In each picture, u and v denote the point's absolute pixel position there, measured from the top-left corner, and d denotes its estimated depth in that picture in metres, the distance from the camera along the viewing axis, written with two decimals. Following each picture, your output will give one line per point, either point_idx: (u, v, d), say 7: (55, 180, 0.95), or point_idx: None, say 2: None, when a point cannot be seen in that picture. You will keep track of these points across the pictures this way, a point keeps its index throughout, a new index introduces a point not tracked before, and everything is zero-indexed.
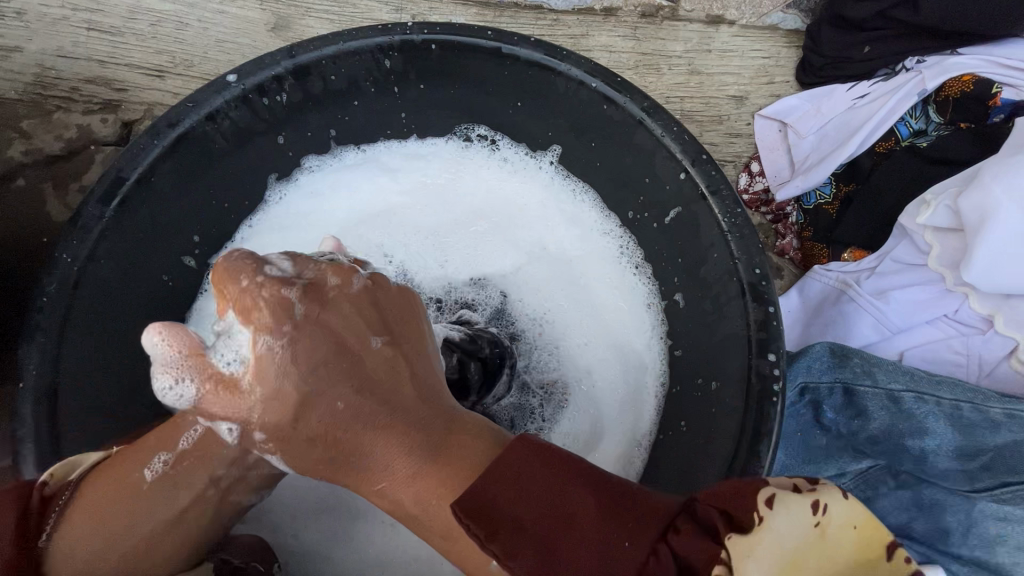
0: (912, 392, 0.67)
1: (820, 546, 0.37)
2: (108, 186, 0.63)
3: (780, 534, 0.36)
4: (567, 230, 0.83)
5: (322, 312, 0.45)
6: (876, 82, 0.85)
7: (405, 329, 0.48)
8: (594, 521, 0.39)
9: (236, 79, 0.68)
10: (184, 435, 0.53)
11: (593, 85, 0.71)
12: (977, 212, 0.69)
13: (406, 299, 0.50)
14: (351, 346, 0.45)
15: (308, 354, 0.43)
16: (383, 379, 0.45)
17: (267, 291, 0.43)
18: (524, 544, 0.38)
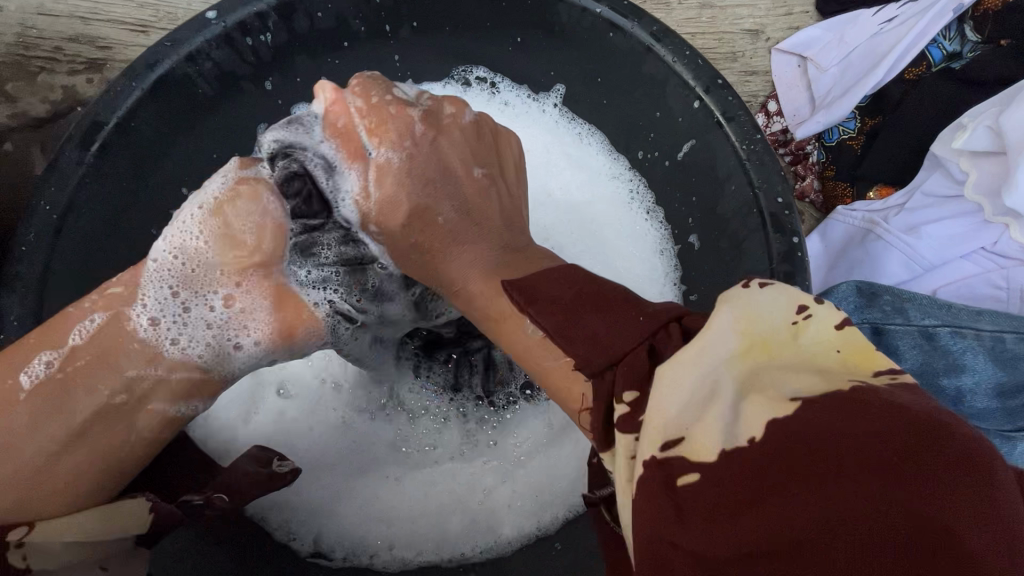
0: (949, 326, 0.62)
1: (792, 344, 0.33)
2: (86, 131, 0.60)
3: (758, 308, 0.34)
4: (574, 176, 0.79)
5: (439, 138, 0.52)
6: (905, 4, 0.79)
7: (502, 174, 0.56)
8: (604, 308, 0.38)
9: (216, 15, 0.63)
10: (76, 329, 0.47)
11: (598, 11, 0.65)
12: (1023, 130, 0.63)
13: (506, 140, 0.57)
14: (445, 171, 0.52)
15: (422, 188, 0.51)
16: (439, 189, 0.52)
17: (394, 115, 0.51)
18: (562, 328, 0.38)
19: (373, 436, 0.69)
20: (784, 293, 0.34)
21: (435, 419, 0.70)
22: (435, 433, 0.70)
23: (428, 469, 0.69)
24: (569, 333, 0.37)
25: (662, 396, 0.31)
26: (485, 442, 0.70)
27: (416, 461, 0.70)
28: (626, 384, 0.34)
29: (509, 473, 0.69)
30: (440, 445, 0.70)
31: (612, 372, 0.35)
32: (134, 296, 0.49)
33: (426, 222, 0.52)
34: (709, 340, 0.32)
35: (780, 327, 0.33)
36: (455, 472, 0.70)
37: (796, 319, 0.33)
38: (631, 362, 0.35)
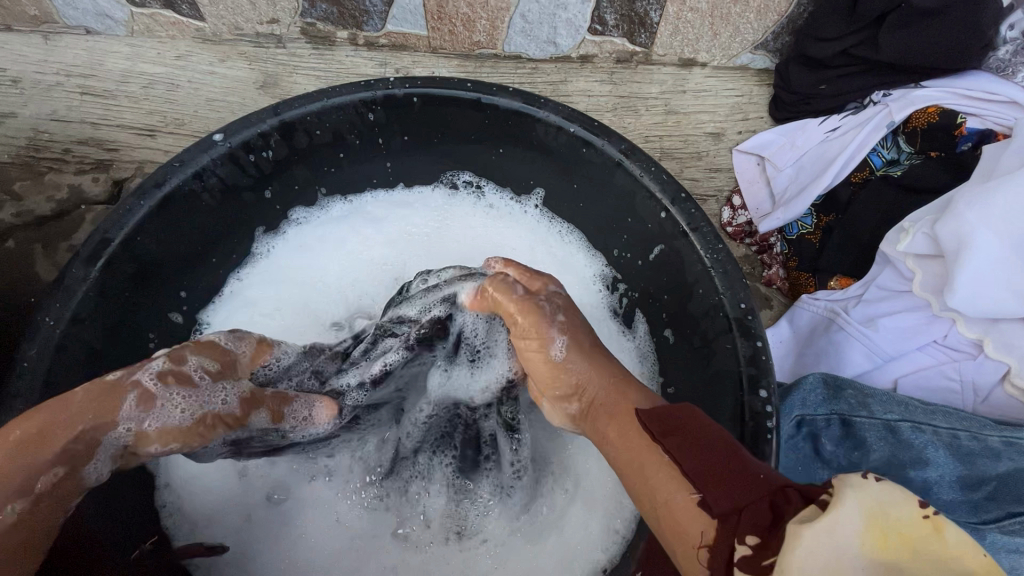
0: (909, 421, 0.66)
1: (934, 539, 0.32)
2: (94, 249, 0.64)
3: (881, 497, 0.34)
4: (562, 273, 0.84)
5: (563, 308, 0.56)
6: (846, 116, 0.88)
7: (573, 326, 0.56)
8: (727, 471, 0.40)
9: (223, 138, 0.69)
10: (37, 478, 0.48)
11: (571, 130, 0.72)
12: (955, 240, 0.70)
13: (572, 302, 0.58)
14: (580, 330, 0.55)
15: (574, 334, 0.55)
16: (579, 358, 0.53)
17: (525, 310, 0.55)
18: (694, 463, 0.41)
19: (367, 530, 0.72)
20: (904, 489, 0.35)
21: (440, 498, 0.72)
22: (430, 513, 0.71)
23: (421, 557, 0.71)
24: (709, 478, 0.40)
25: (809, 554, 0.32)
26: (477, 519, 0.71)
27: (409, 553, 0.71)
28: (752, 529, 0.36)
29: (498, 558, 0.71)
30: (434, 526, 0.72)
31: (736, 516, 0.37)
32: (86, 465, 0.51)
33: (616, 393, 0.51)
34: (835, 525, 0.33)
35: (917, 527, 0.33)
36: (446, 560, 0.71)
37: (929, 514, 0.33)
38: (753, 510, 0.37)
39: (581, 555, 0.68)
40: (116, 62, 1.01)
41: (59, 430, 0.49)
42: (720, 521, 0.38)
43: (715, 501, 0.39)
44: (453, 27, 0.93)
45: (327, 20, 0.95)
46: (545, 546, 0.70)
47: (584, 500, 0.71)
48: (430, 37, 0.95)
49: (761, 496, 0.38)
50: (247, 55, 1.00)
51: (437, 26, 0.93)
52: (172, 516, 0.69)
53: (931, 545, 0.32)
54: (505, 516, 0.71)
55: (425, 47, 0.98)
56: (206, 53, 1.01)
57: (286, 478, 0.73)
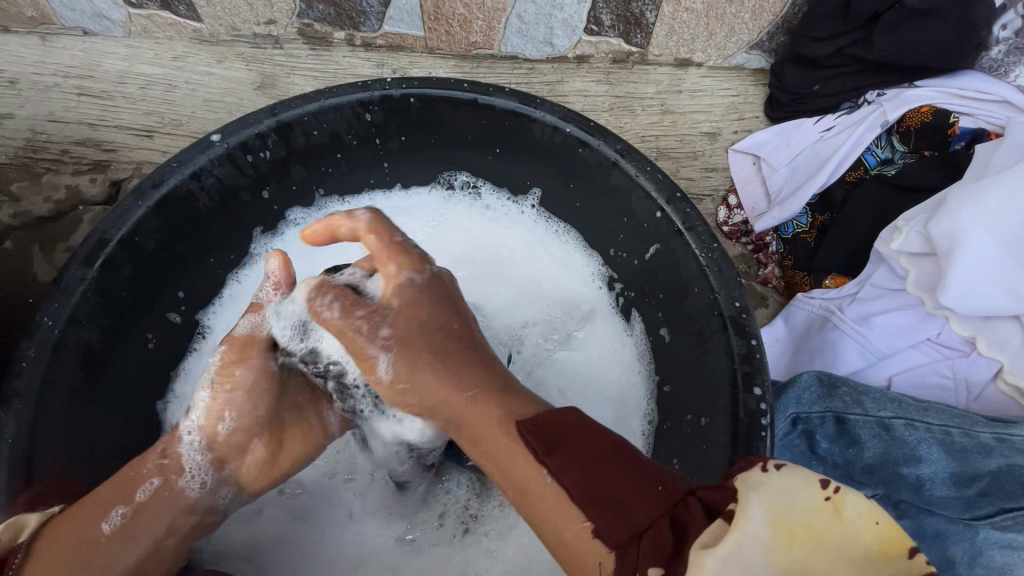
0: (902, 419, 0.67)
1: (836, 524, 0.37)
2: (91, 249, 0.64)
3: (781, 490, 0.37)
4: (560, 275, 0.85)
5: (421, 293, 0.54)
6: (841, 115, 0.88)
7: (459, 315, 0.56)
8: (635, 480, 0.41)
9: (220, 138, 0.69)
10: (140, 487, 0.57)
11: (567, 130, 0.72)
12: (948, 238, 0.70)
13: (445, 286, 0.56)
14: (439, 323, 0.54)
15: (424, 320, 0.53)
16: (453, 343, 0.53)
17: (360, 309, 0.54)
18: (579, 483, 0.42)
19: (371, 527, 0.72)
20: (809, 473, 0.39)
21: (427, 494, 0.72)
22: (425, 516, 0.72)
23: (422, 555, 0.71)
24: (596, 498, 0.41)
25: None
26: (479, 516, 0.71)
27: (412, 547, 0.71)
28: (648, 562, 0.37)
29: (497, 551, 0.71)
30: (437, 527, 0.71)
31: (636, 545, 0.38)
32: (180, 467, 0.59)
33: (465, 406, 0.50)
34: (742, 537, 0.35)
35: (820, 511, 0.37)
36: (446, 557, 0.71)
37: (828, 497, 0.37)
38: (655, 536, 0.38)
39: None
40: (113, 63, 1.01)
41: (164, 447, 0.59)
42: (618, 553, 0.39)
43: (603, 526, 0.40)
44: (450, 28, 0.93)
45: (324, 21, 0.95)
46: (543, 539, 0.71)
47: None
48: (427, 38, 0.96)
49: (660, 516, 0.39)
50: (244, 56, 1.01)
51: (434, 27, 0.93)
52: None
53: (830, 532, 0.36)
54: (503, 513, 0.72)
55: (422, 47, 0.98)
56: (203, 54, 1.01)
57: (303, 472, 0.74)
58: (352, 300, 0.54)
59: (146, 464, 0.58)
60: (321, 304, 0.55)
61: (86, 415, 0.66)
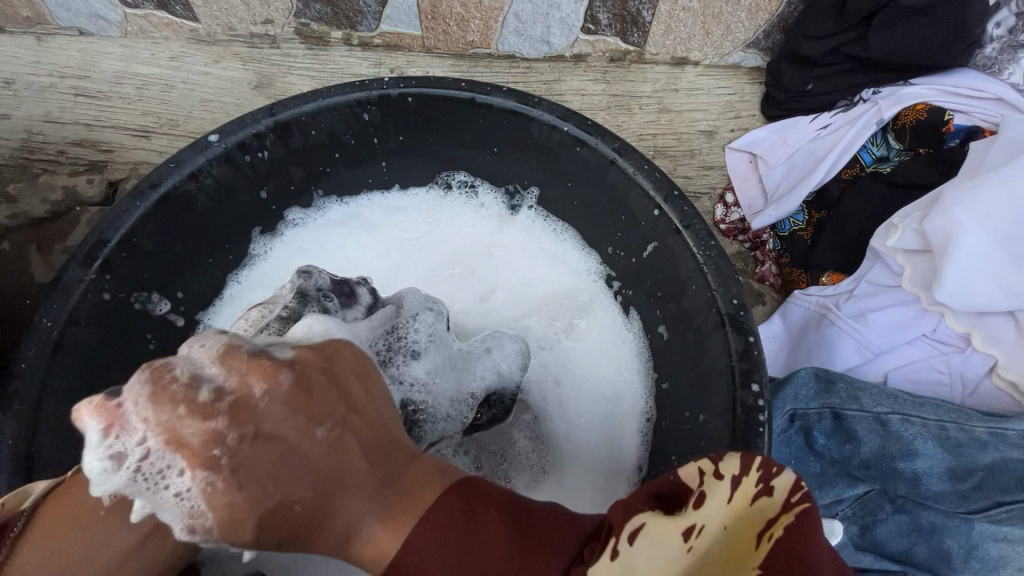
0: (899, 413, 0.68)
1: (700, 542, 0.41)
2: (90, 250, 0.64)
3: (654, 552, 0.40)
4: (560, 272, 0.85)
5: (290, 381, 0.39)
6: (837, 113, 0.89)
7: (364, 384, 0.44)
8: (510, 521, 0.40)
9: (218, 138, 0.69)
10: None
11: (565, 129, 0.72)
12: (942, 235, 0.71)
13: (338, 358, 0.44)
14: (332, 398, 0.41)
15: (283, 427, 0.38)
16: (309, 486, 0.38)
17: (191, 424, 0.36)
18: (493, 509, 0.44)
19: None
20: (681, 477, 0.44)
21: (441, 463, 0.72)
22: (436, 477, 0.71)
23: None
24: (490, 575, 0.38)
25: None
26: None
27: None
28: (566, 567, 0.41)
29: None
30: None
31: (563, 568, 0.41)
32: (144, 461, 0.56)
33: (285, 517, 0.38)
34: None
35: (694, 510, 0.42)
36: None
37: (701, 488, 0.43)
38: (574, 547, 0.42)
39: None
40: (110, 63, 1.01)
41: None
42: None
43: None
44: (447, 27, 0.93)
45: (321, 20, 0.95)
46: None
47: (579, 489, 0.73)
48: (424, 37, 0.96)
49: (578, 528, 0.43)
50: (242, 56, 1.01)
51: (432, 26, 0.93)
52: None
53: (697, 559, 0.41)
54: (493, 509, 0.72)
55: (419, 47, 0.98)
56: (200, 53, 1.01)
57: None
58: (203, 412, 0.36)
59: None
60: (143, 407, 0.36)
61: None
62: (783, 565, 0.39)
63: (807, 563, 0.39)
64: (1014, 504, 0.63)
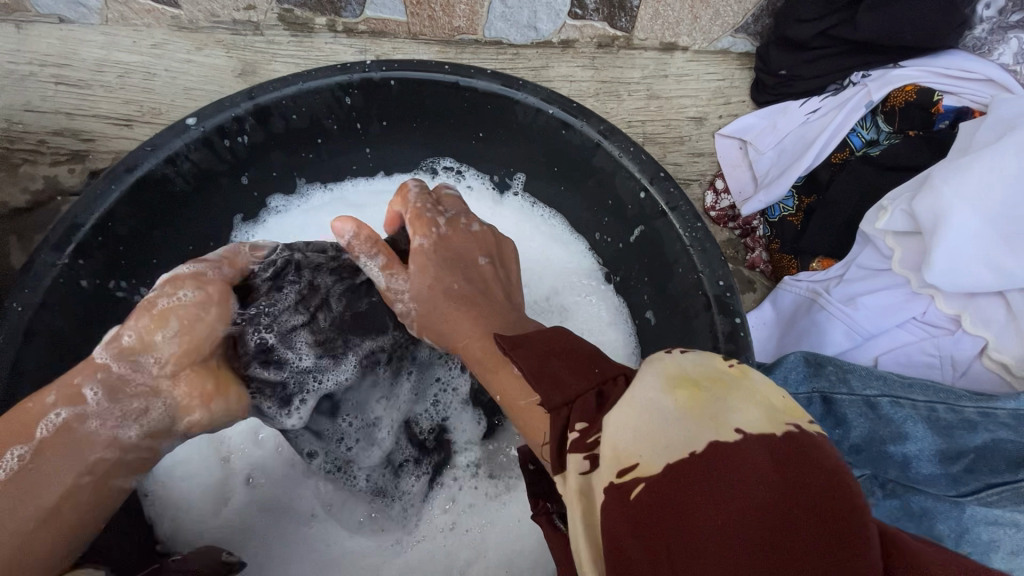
0: (888, 396, 0.67)
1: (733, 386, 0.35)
2: (63, 235, 0.62)
3: (681, 365, 0.37)
4: (554, 255, 0.84)
5: (455, 235, 0.61)
6: (826, 97, 0.88)
7: (502, 264, 0.64)
8: (575, 359, 0.43)
9: (196, 122, 0.67)
10: (42, 422, 0.49)
11: (550, 112, 0.71)
12: (932, 215, 0.70)
13: (503, 246, 0.65)
14: (466, 258, 0.61)
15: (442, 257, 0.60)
16: (461, 280, 0.59)
17: (416, 228, 0.60)
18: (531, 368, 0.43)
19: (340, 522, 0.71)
20: (707, 357, 0.38)
21: (419, 501, 0.72)
22: (416, 510, 0.72)
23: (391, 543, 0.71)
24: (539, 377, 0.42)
25: (618, 429, 0.34)
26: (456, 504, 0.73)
27: (381, 533, 0.71)
28: (579, 417, 0.38)
29: (474, 541, 0.72)
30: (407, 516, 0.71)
31: (568, 409, 0.39)
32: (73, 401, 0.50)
33: (439, 301, 0.58)
34: (636, 396, 0.35)
35: (723, 375, 0.36)
36: (419, 548, 0.72)
37: (733, 364, 0.37)
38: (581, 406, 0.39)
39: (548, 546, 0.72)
40: (90, 51, 0.99)
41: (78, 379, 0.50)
42: (552, 413, 0.40)
43: (547, 397, 0.41)
44: (432, 12, 0.92)
45: (305, 6, 0.94)
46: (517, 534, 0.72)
47: None
48: (410, 23, 0.95)
49: (591, 384, 0.40)
50: (225, 43, 0.99)
51: (417, 11, 0.92)
52: (156, 507, 0.68)
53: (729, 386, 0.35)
54: (476, 508, 0.73)
55: (405, 33, 0.97)
56: (182, 41, 0.99)
57: (267, 462, 0.72)
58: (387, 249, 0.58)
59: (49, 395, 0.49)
60: (411, 200, 0.62)
61: None
62: (822, 486, 0.30)
63: (827, 468, 0.30)
64: (1003, 485, 0.62)
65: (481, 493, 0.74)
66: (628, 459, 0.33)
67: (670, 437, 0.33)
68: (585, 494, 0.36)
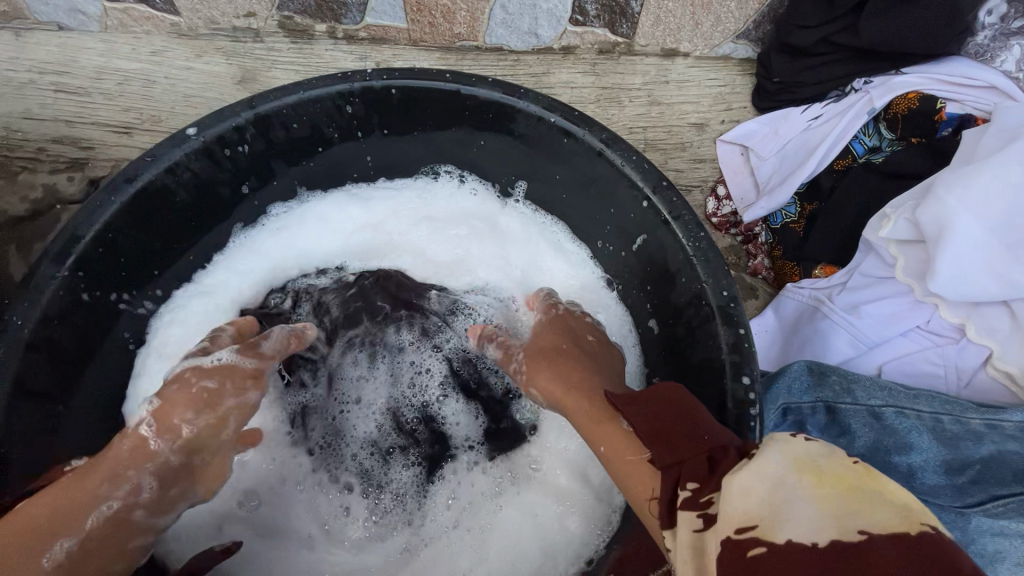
0: (892, 406, 0.67)
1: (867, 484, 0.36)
2: (62, 247, 0.62)
3: (808, 450, 0.38)
4: (562, 262, 0.82)
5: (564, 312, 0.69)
6: (829, 103, 0.88)
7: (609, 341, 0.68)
8: (687, 423, 0.47)
9: (196, 131, 0.67)
10: (95, 511, 0.51)
11: (552, 120, 0.70)
12: (936, 224, 0.70)
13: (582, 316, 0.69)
14: (578, 333, 0.66)
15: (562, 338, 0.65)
16: (571, 357, 0.62)
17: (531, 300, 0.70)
18: (644, 425, 0.48)
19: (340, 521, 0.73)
20: (835, 447, 0.39)
21: (419, 494, 0.74)
22: (418, 503, 0.74)
23: (391, 543, 0.72)
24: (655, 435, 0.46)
25: (740, 498, 0.37)
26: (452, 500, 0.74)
27: (381, 531, 0.73)
28: (688, 474, 0.42)
29: (476, 545, 0.71)
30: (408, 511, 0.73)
31: (676, 468, 0.43)
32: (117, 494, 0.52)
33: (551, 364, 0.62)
34: (760, 471, 0.38)
35: (850, 474, 0.36)
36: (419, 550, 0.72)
37: (858, 462, 0.37)
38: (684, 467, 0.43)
39: (558, 546, 0.69)
40: (89, 59, 0.98)
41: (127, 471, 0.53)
42: (664, 471, 0.44)
43: (659, 456, 0.45)
44: (432, 19, 0.92)
45: (304, 13, 0.94)
46: (521, 539, 0.70)
47: (561, 502, 0.71)
48: (410, 29, 0.94)
49: (699, 451, 0.44)
50: (224, 50, 0.99)
51: (417, 18, 0.92)
52: None
53: (864, 485, 0.36)
54: (473, 510, 0.73)
55: (405, 39, 0.96)
56: (181, 48, 0.99)
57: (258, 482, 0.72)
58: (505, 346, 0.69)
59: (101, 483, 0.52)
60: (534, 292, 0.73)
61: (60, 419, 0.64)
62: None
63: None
64: (1009, 497, 0.62)
65: (479, 489, 0.74)
66: (750, 520, 0.35)
67: (802, 519, 0.34)
68: (700, 555, 0.38)
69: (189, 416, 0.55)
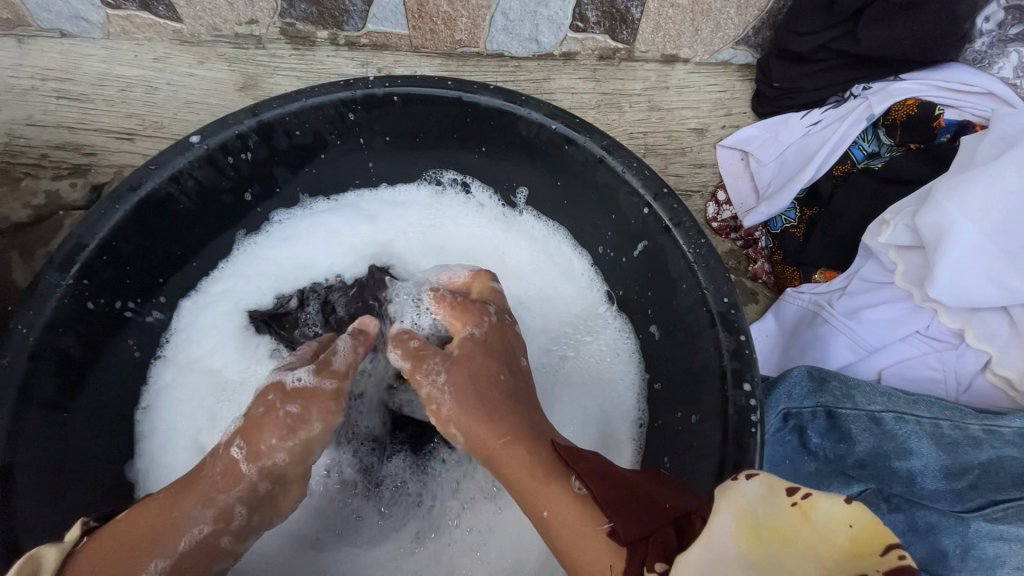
0: (893, 412, 0.67)
1: (804, 526, 0.36)
2: (68, 254, 0.63)
3: (749, 501, 0.38)
4: (564, 283, 0.82)
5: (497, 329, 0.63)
6: (827, 109, 0.88)
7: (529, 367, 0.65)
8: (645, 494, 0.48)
9: (199, 139, 0.67)
10: (186, 535, 0.53)
11: (553, 127, 0.71)
12: (934, 231, 0.70)
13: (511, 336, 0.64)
14: (512, 357, 0.63)
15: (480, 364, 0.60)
16: (500, 392, 0.59)
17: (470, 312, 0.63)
18: (604, 494, 0.47)
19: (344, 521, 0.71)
20: (773, 485, 0.39)
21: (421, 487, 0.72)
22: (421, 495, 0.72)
23: (392, 542, 0.70)
24: (618, 506, 0.46)
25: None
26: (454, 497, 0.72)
27: (385, 530, 0.71)
28: (661, 555, 0.42)
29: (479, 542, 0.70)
30: (413, 510, 0.71)
31: (644, 545, 0.43)
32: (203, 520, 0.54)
33: (482, 402, 0.58)
34: (706, 537, 0.37)
35: (785, 517, 0.36)
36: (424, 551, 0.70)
37: (795, 502, 0.37)
38: (660, 538, 0.43)
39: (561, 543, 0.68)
40: (92, 65, 0.99)
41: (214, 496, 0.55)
42: (630, 547, 0.43)
43: (626, 531, 0.44)
44: (434, 26, 0.92)
45: (306, 20, 0.94)
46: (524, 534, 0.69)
47: None
48: (411, 36, 0.95)
49: (666, 524, 0.44)
50: (227, 56, 0.99)
51: (418, 25, 0.92)
52: None
53: (799, 530, 0.36)
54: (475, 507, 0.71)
55: (407, 46, 0.97)
56: (184, 55, 0.99)
57: None
58: (418, 358, 0.60)
59: (190, 508, 0.54)
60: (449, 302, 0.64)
61: (66, 426, 0.64)
62: None
63: None
64: (1009, 501, 0.62)
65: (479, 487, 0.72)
66: None
67: None
68: None
69: (274, 441, 0.56)
